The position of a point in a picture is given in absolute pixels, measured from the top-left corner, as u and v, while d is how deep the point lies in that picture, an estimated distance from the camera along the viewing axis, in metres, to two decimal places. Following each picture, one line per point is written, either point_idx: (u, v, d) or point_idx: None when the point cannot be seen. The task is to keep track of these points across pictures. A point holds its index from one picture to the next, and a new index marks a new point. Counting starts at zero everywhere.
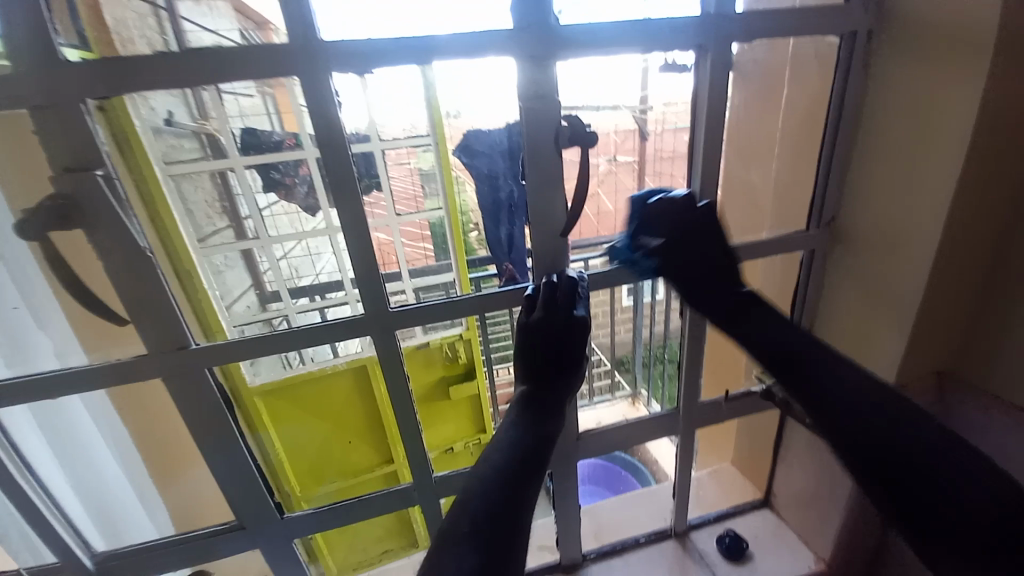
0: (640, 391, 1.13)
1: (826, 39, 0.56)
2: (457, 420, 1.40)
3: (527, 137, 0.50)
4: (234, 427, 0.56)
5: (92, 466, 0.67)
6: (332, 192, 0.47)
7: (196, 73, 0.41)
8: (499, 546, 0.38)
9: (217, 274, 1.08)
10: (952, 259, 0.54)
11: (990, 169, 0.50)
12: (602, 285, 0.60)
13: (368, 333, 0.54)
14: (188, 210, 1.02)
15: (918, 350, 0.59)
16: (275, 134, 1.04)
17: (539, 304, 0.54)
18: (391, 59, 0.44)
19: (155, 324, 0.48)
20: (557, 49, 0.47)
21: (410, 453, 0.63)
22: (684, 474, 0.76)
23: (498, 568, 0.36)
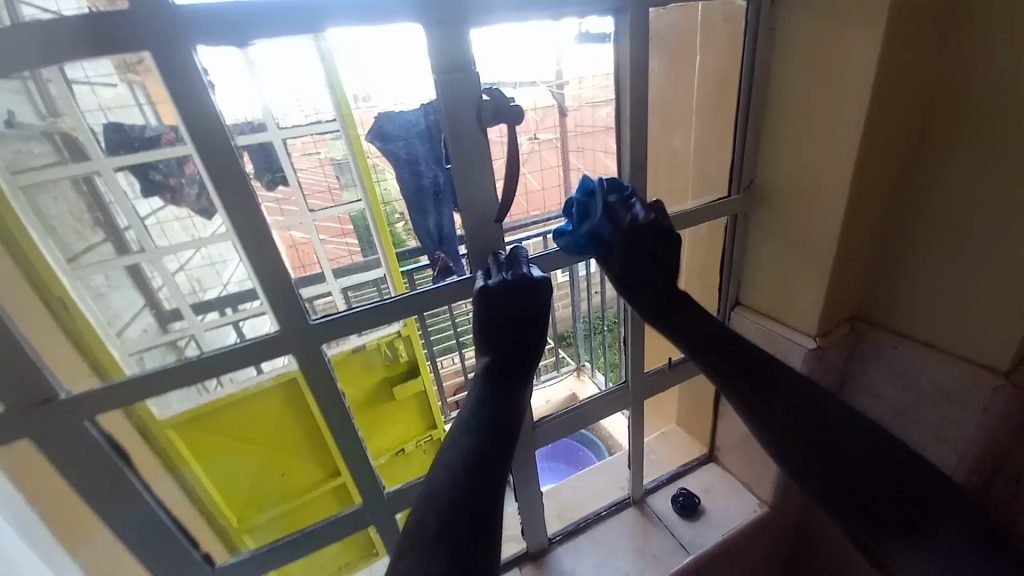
0: (585, 363, 1.18)
1: (734, 2, 0.57)
2: (404, 422, 1.35)
3: (446, 115, 0.46)
4: (138, 480, 0.47)
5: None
6: (221, 193, 0.39)
7: (3, 53, 0.31)
8: (471, 538, 0.37)
9: (98, 298, 0.93)
10: (859, 208, 0.58)
11: (886, 121, 0.54)
12: (556, 265, 0.59)
13: (289, 350, 0.47)
14: (49, 227, 0.87)
15: (832, 298, 0.64)
16: (149, 129, 0.83)
17: (496, 271, 0.51)
18: (270, 29, 0.37)
19: (4, 378, 0.38)
20: (469, 14, 0.43)
21: (358, 472, 0.57)
22: (638, 443, 0.78)
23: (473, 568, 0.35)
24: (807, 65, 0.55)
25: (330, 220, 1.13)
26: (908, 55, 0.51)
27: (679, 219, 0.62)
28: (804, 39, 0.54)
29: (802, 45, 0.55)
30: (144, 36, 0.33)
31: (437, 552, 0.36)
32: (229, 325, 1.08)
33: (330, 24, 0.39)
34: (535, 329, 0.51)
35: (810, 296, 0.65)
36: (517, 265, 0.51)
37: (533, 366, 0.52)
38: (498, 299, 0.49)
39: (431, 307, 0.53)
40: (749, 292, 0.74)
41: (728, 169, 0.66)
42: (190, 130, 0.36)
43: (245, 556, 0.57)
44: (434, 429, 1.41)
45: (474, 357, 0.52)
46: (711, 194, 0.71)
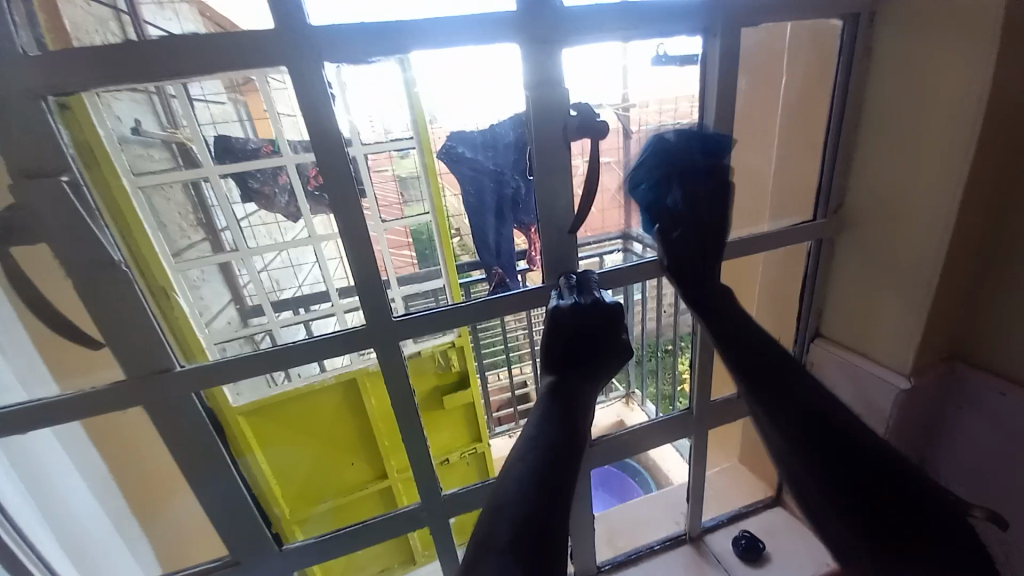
0: (635, 391, 1.16)
1: (827, 22, 0.55)
2: (452, 430, 1.35)
3: (535, 129, 0.47)
4: (225, 454, 0.51)
5: (86, 513, 0.58)
6: (327, 193, 0.43)
7: (164, 65, 0.36)
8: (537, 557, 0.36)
9: (194, 289, 1.00)
10: (965, 236, 0.53)
11: (995, 143, 0.49)
12: (614, 282, 0.57)
13: (367, 345, 0.50)
14: (160, 224, 0.93)
15: (930, 336, 0.59)
16: (250, 142, 1.02)
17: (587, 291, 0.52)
18: (380, 51, 0.40)
19: (131, 349, 0.43)
20: (561, 35, 0.45)
21: (417, 471, 0.59)
22: (698, 476, 0.74)
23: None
24: (909, 86, 0.52)
25: (398, 231, 1.22)
26: (1019, 72, 0.47)
27: (758, 240, 0.60)
28: (902, 59, 0.52)
29: (896, 66, 0.52)
30: (279, 53, 0.38)
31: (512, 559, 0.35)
32: (299, 322, 1.21)
33: (416, 46, 0.41)
34: (598, 341, 0.51)
35: (903, 329, 0.60)
36: (589, 291, 0.52)
37: (597, 389, 0.52)
38: (572, 320, 0.50)
39: (498, 314, 0.54)
40: (831, 325, 0.69)
41: (813, 192, 0.63)
42: (311, 136, 0.40)
43: (307, 541, 0.59)
44: (478, 441, 1.39)
45: (535, 376, 0.52)
46: (788, 217, 0.67)
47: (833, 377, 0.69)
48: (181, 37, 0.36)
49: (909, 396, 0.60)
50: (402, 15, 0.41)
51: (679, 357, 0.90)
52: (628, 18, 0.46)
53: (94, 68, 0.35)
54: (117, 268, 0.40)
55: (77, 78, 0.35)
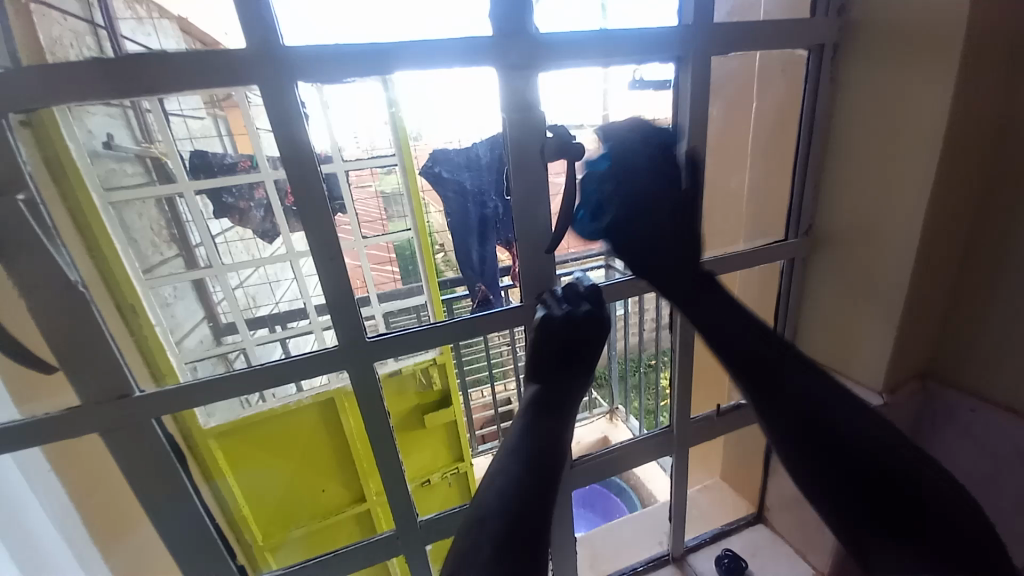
0: (618, 407, 1.15)
1: (795, 51, 0.58)
2: (433, 450, 1.33)
3: (513, 150, 0.48)
4: (189, 482, 0.48)
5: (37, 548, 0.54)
6: (299, 212, 0.42)
7: (132, 83, 0.35)
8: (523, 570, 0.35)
9: (166, 307, 0.97)
10: (931, 256, 0.55)
11: (957, 168, 0.51)
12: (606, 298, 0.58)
13: (341, 366, 0.49)
14: (131, 240, 0.90)
15: (900, 354, 0.60)
16: (227, 157, 1.03)
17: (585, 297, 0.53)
18: (356, 73, 0.40)
19: (89, 374, 0.41)
20: (538, 59, 0.45)
21: (394, 496, 0.57)
22: (679, 495, 0.74)
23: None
24: (873, 114, 0.54)
25: (379, 246, 1.20)
26: (978, 105, 0.49)
27: (733, 259, 0.61)
28: (866, 88, 0.54)
29: (863, 92, 0.55)
30: (252, 73, 0.37)
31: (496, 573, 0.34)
32: (276, 341, 1.18)
33: (395, 68, 0.41)
34: (579, 352, 0.51)
35: (875, 347, 0.61)
36: (577, 302, 0.52)
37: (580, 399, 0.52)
38: (562, 329, 0.50)
39: (478, 333, 0.53)
40: (805, 342, 0.70)
41: (784, 214, 0.65)
42: (284, 155, 0.40)
43: (275, 572, 0.57)
44: (461, 461, 1.37)
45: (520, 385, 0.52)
46: (764, 237, 0.68)
47: None
48: (149, 55, 0.35)
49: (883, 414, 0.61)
50: (380, 37, 0.41)
51: (661, 373, 0.90)
52: (603, 44, 0.47)
53: (57, 83, 0.34)
54: (76, 290, 0.38)
55: (37, 94, 0.34)
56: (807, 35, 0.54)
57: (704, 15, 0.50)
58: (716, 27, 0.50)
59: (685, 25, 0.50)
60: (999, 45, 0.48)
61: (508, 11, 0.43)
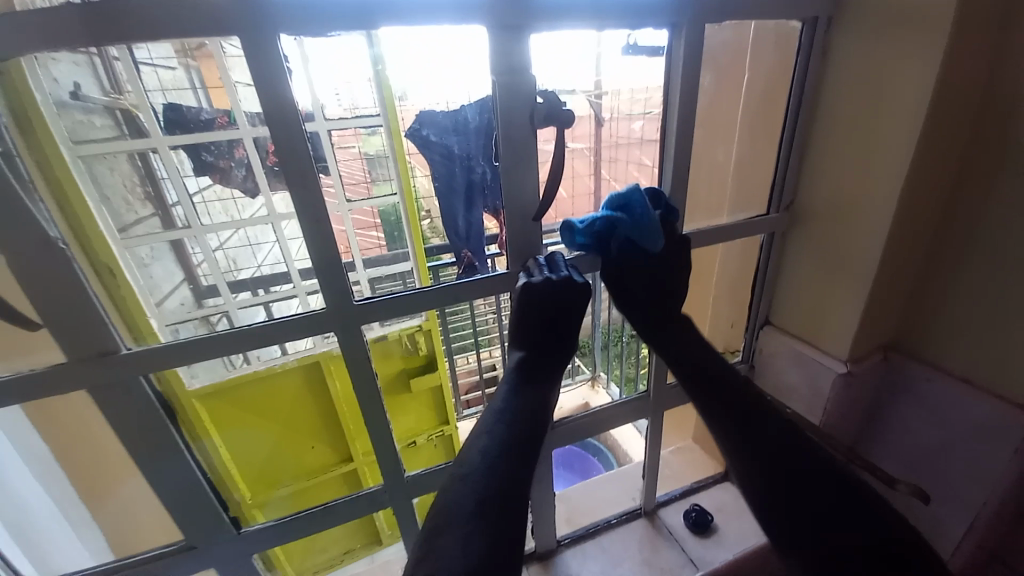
0: (599, 373, 1.19)
1: (789, 23, 0.57)
2: (417, 412, 1.34)
3: (503, 115, 0.47)
4: (179, 439, 0.49)
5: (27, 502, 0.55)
6: (283, 173, 0.41)
7: (101, 29, 0.33)
8: (502, 525, 0.38)
9: (143, 268, 0.95)
10: (903, 234, 0.57)
11: (936, 150, 0.53)
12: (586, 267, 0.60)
13: (329, 329, 0.49)
14: (104, 197, 0.87)
15: (867, 327, 0.63)
16: (204, 112, 0.98)
17: (562, 270, 0.53)
18: (342, 27, 0.39)
19: (72, 332, 0.41)
20: (530, 21, 0.44)
21: (381, 454, 0.59)
22: (654, 455, 0.78)
23: (504, 543, 0.37)
24: (859, 90, 0.54)
25: (364, 211, 1.19)
26: (962, 84, 0.50)
27: (717, 232, 0.62)
28: (855, 63, 0.54)
29: (852, 68, 0.55)
30: (232, 25, 0.36)
31: (476, 527, 0.37)
32: (259, 304, 1.18)
33: (386, 25, 0.40)
34: (568, 326, 0.53)
35: (845, 320, 0.64)
36: (557, 269, 0.54)
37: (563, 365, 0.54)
38: (540, 300, 0.52)
39: (465, 299, 0.54)
40: (779, 315, 0.73)
41: (767, 188, 0.66)
42: (267, 113, 0.39)
43: (266, 524, 0.59)
44: (446, 424, 1.38)
45: (505, 352, 0.54)
46: (747, 210, 0.70)
47: (781, 363, 0.73)
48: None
49: (845, 382, 0.65)
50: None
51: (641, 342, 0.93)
52: (598, 6, 0.46)
53: (23, 27, 0.32)
54: (56, 247, 0.37)
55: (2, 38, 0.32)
56: (801, 7, 0.54)
57: None
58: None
59: None
60: (991, 20, 0.48)
61: None
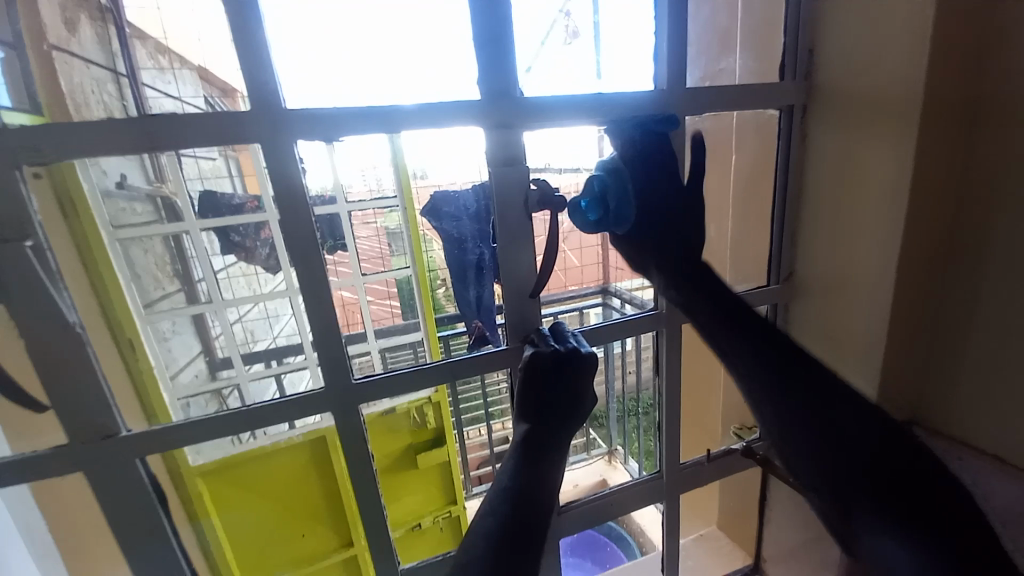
0: (616, 448, 1.16)
1: (767, 112, 0.62)
2: (424, 492, 1.27)
3: (499, 203, 0.50)
4: (167, 526, 0.48)
5: None
6: (290, 254, 0.44)
7: (134, 140, 0.37)
8: None
9: (162, 342, 0.97)
10: (908, 308, 0.56)
11: (927, 224, 0.53)
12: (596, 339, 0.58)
13: (327, 408, 0.49)
14: (133, 275, 0.92)
15: (885, 401, 0.60)
16: (235, 197, 1.06)
17: (565, 343, 0.53)
18: (355, 129, 0.43)
19: (76, 414, 0.41)
20: (525, 119, 0.49)
21: (376, 542, 0.56)
22: (672, 543, 0.72)
23: None
24: (842, 169, 0.57)
25: (379, 284, 1.23)
26: (946, 159, 0.51)
27: None
28: (837, 144, 0.57)
29: (834, 152, 0.58)
30: (253, 132, 0.40)
31: None
32: (270, 377, 1.19)
33: (405, 126, 0.45)
34: (572, 393, 0.53)
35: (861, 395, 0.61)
36: (564, 339, 0.54)
37: (569, 437, 0.53)
38: (546, 369, 0.52)
39: (465, 375, 0.54)
40: None
41: (765, 261, 0.67)
42: (278, 203, 0.42)
43: None
44: (454, 504, 1.31)
45: (511, 423, 0.53)
46: (749, 282, 0.71)
47: None
48: (157, 115, 0.37)
49: None
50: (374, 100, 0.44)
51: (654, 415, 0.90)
52: (585, 105, 0.50)
53: (70, 139, 0.36)
54: (72, 330, 0.39)
55: (49, 150, 0.36)
56: (777, 99, 0.58)
57: (679, 81, 0.53)
58: (690, 93, 0.54)
59: (659, 90, 0.53)
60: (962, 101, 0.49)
61: (496, 75, 0.46)
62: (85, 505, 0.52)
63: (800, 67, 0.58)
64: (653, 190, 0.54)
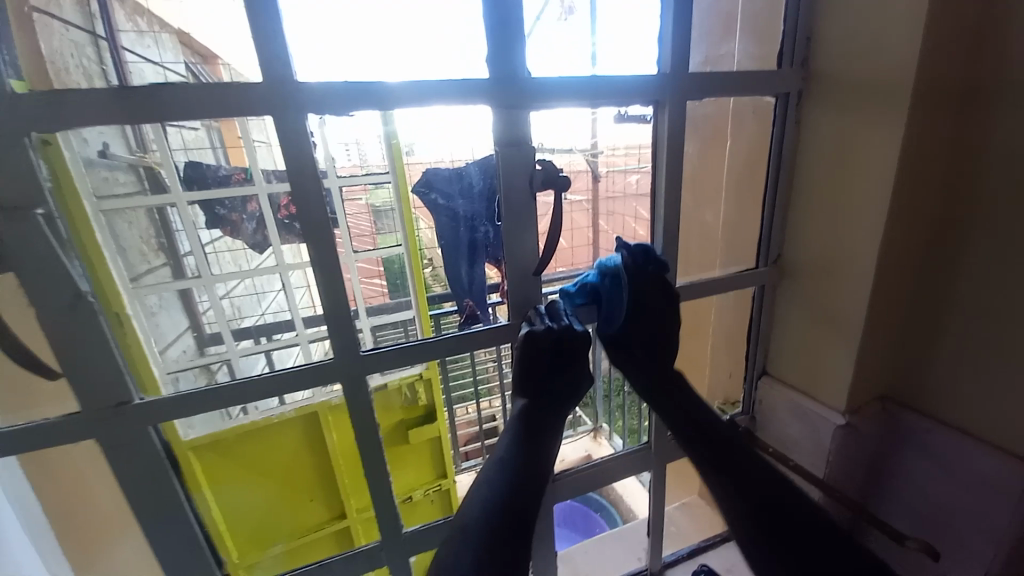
0: (602, 425, 1.19)
1: (765, 98, 0.63)
2: (416, 465, 1.30)
3: (505, 181, 0.51)
4: (181, 492, 0.49)
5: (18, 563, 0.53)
6: (301, 226, 0.44)
7: (142, 109, 0.37)
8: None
9: (150, 316, 0.96)
10: (886, 287, 0.60)
11: (911, 209, 0.56)
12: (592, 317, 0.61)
13: (336, 380, 0.51)
14: (120, 248, 0.90)
15: (862, 377, 0.64)
16: (222, 169, 1.03)
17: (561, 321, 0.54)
18: (351, 105, 0.43)
19: (89, 383, 0.42)
20: (533, 98, 0.49)
21: (381, 509, 0.58)
22: (658, 511, 0.77)
23: None
24: (833, 156, 0.59)
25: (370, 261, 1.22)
26: (931, 148, 0.54)
27: (711, 284, 0.65)
28: (829, 131, 0.59)
29: (826, 139, 0.60)
30: (265, 103, 0.40)
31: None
32: (261, 353, 1.20)
33: (400, 104, 0.44)
34: (571, 378, 0.55)
35: (839, 371, 0.65)
36: (559, 317, 0.55)
37: (563, 412, 0.55)
38: (542, 348, 0.53)
39: (467, 350, 0.56)
40: (778, 363, 0.75)
41: (756, 244, 0.69)
42: (291, 176, 0.42)
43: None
44: (444, 478, 1.34)
45: (509, 399, 0.55)
46: (739, 264, 0.73)
47: (782, 416, 0.74)
48: (168, 83, 0.37)
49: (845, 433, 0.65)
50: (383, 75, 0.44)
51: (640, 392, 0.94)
52: (590, 86, 0.51)
53: (80, 107, 0.35)
54: (85, 300, 0.40)
55: (59, 118, 0.35)
56: (775, 86, 0.60)
57: (682, 65, 0.54)
58: (692, 77, 0.55)
59: (663, 74, 0.54)
60: (951, 94, 0.53)
61: (503, 52, 0.47)
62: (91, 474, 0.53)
63: (796, 54, 0.60)
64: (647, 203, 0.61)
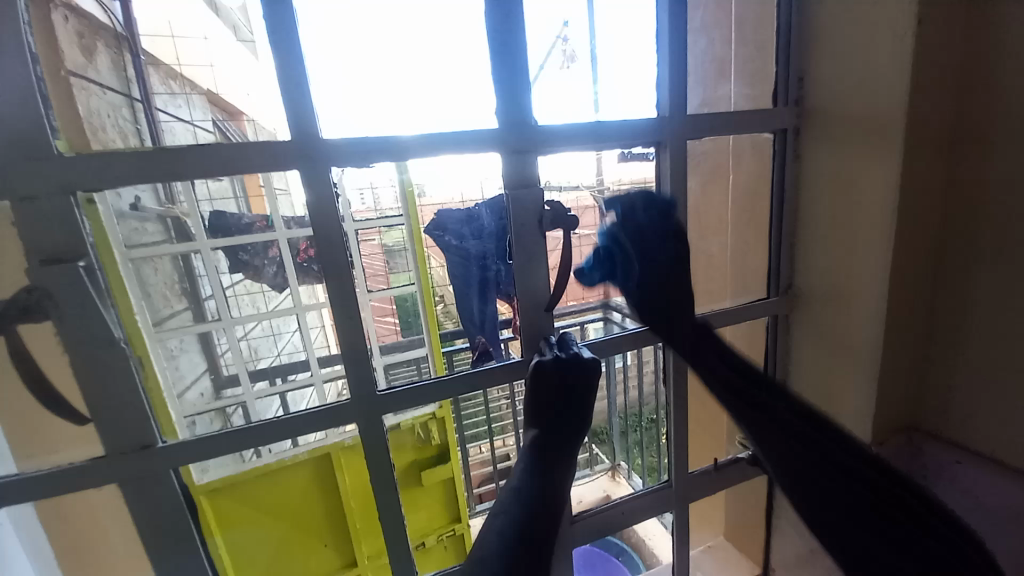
0: (620, 463, 1.15)
1: (762, 135, 0.66)
2: (428, 508, 1.27)
3: (515, 221, 0.53)
4: (196, 535, 0.49)
5: None
6: (322, 270, 0.46)
7: (180, 167, 0.40)
8: None
9: (171, 359, 0.98)
10: (900, 314, 0.59)
11: (916, 237, 0.57)
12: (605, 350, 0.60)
13: (352, 419, 0.51)
14: (145, 294, 0.93)
15: (884, 408, 0.63)
16: (244, 217, 1.09)
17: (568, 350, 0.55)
18: (368, 156, 0.46)
19: (116, 425, 0.43)
20: (539, 144, 0.52)
21: (395, 553, 0.57)
22: (682, 554, 0.73)
23: None
24: (834, 187, 0.61)
25: (383, 299, 1.25)
26: (928, 177, 0.55)
27: (723, 316, 0.65)
28: (828, 163, 0.61)
29: (826, 171, 0.61)
30: (290, 158, 0.43)
31: None
32: (276, 394, 1.21)
33: (413, 153, 0.47)
34: (582, 408, 0.55)
35: (860, 401, 0.64)
36: (567, 347, 0.56)
37: (576, 443, 0.54)
38: (551, 378, 0.54)
39: (480, 387, 0.56)
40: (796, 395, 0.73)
41: (765, 274, 0.70)
42: (313, 223, 0.45)
43: None
44: (458, 522, 1.30)
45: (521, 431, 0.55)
46: (750, 295, 0.73)
47: None
48: (206, 143, 0.40)
49: None
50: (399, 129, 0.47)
51: (657, 427, 0.92)
52: (592, 131, 0.54)
53: (124, 167, 0.39)
54: (117, 346, 0.42)
55: (105, 177, 0.38)
56: (772, 123, 0.62)
57: (680, 109, 0.57)
58: (690, 119, 0.58)
59: (663, 117, 0.57)
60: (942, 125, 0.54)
61: (510, 104, 0.50)
62: (107, 520, 0.53)
63: (790, 92, 0.62)
64: (651, 235, 0.63)
